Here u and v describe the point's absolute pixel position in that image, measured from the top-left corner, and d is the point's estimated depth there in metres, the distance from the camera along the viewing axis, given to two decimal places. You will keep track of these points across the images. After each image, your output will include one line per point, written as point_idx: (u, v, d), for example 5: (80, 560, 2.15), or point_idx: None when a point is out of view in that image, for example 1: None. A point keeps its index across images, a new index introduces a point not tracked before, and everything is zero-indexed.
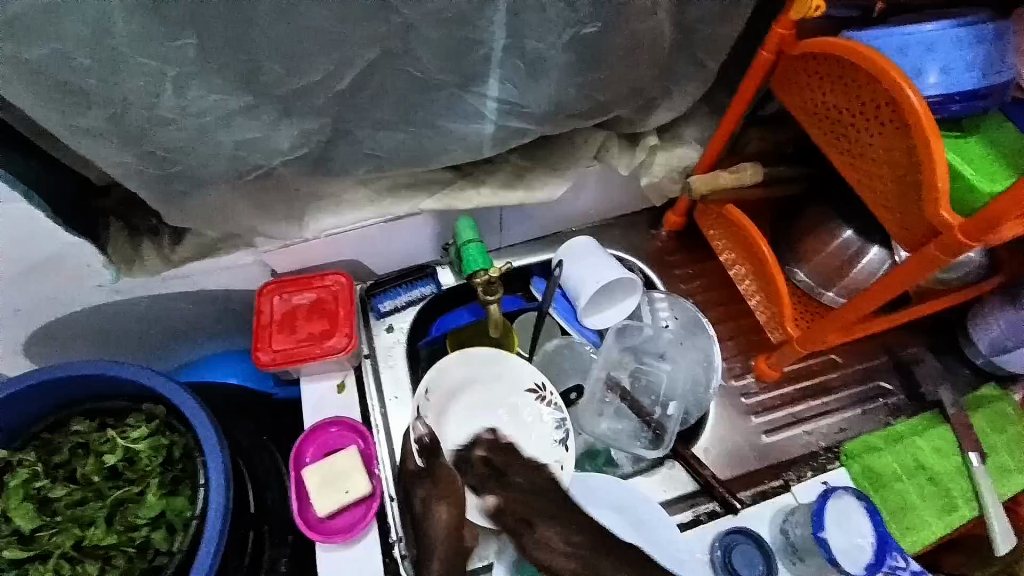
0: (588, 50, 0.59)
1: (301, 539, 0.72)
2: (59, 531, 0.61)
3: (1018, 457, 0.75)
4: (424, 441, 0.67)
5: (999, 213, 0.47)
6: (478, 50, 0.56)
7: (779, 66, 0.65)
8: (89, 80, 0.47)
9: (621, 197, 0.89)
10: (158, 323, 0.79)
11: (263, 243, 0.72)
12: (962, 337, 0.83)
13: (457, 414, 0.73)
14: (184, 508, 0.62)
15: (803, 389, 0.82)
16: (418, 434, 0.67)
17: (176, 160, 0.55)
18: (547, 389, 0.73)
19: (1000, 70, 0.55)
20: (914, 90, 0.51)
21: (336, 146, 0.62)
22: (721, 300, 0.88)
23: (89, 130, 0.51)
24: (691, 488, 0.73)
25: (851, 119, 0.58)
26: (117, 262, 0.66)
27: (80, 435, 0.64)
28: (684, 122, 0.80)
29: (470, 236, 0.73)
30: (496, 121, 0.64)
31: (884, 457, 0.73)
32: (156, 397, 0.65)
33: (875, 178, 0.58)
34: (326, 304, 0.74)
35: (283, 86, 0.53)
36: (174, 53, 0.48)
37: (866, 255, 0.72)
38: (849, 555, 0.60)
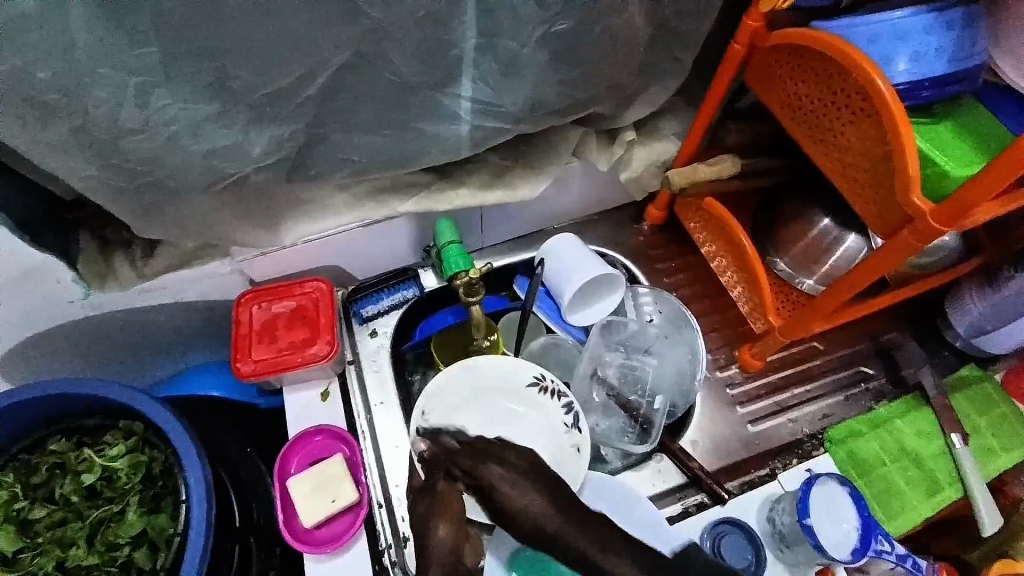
0: (562, 47, 0.58)
1: (290, 550, 0.72)
2: (40, 552, 0.61)
3: (1000, 438, 0.76)
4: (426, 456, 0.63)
5: (973, 196, 0.47)
6: (451, 50, 0.55)
7: (752, 58, 0.65)
8: (53, 92, 0.46)
9: (602, 193, 0.88)
10: (137, 336, 0.78)
11: (239, 252, 0.71)
12: (944, 320, 0.83)
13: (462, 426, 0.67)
14: (167, 525, 0.61)
15: (787, 378, 0.82)
16: (419, 451, 0.63)
17: (144, 172, 0.54)
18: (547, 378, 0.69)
19: (969, 55, 0.55)
20: (883, 79, 0.51)
21: (312, 152, 0.61)
22: (704, 293, 0.88)
23: (54, 144, 0.50)
24: (680, 481, 0.73)
25: (823, 109, 0.58)
26: (89, 277, 0.65)
27: (57, 455, 0.63)
28: (662, 115, 0.80)
29: (450, 237, 0.73)
30: (473, 121, 0.63)
31: (867, 442, 0.75)
32: (133, 414, 0.63)
33: (849, 166, 0.58)
34: (307, 312, 0.73)
35: (253, 93, 0.52)
36: (138, 63, 0.47)
37: (844, 243, 0.73)
38: (836, 541, 0.60)
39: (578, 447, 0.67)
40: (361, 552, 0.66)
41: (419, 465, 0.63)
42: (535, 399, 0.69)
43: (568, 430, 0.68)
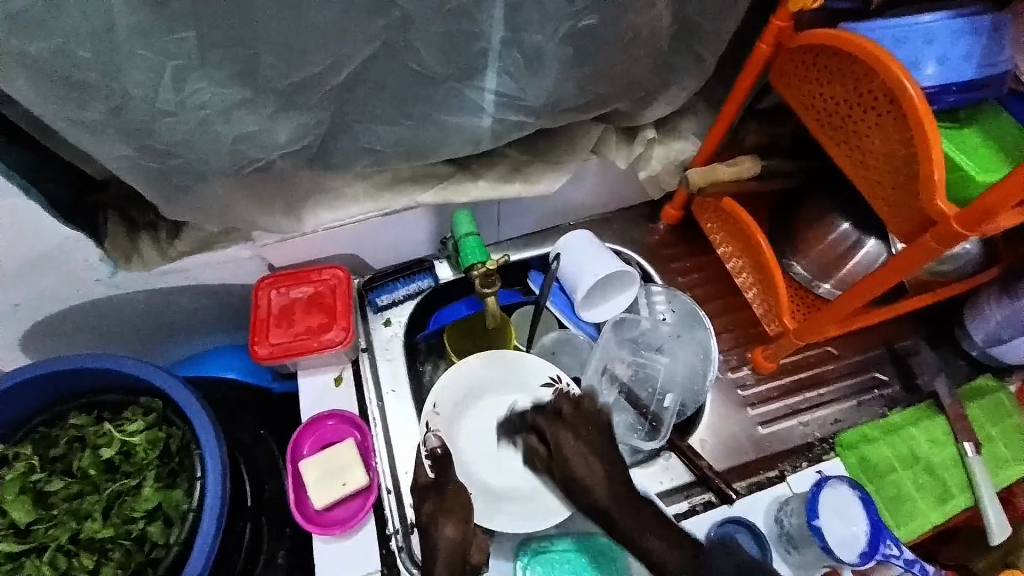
0: (587, 43, 0.59)
1: (299, 532, 0.73)
2: (54, 524, 0.62)
3: (1013, 448, 0.75)
4: (436, 454, 0.64)
5: (997, 202, 0.47)
6: (476, 43, 0.56)
7: (777, 58, 0.65)
8: (88, 73, 0.47)
9: (619, 190, 0.88)
10: (156, 317, 0.79)
11: (261, 236, 0.72)
12: (960, 329, 0.83)
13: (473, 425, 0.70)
14: (181, 501, 0.61)
15: (800, 381, 0.82)
16: (430, 448, 0.64)
17: (171, 155, 0.55)
18: (562, 381, 0.70)
19: (996, 62, 0.55)
20: (911, 81, 0.51)
21: (336, 141, 0.62)
22: (719, 294, 0.88)
23: (87, 124, 0.51)
24: (687, 479, 0.73)
25: (848, 111, 0.58)
26: (115, 256, 0.67)
27: (77, 429, 0.64)
28: (682, 115, 0.80)
29: (467, 229, 0.74)
30: (495, 114, 0.64)
31: (879, 448, 0.74)
32: (153, 391, 0.64)
33: (871, 169, 0.58)
34: (324, 298, 0.74)
35: (282, 80, 0.53)
36: (172, 47, 0.48)
37: (863, 247, 0.73)
38: (845, 543, 0.60)
39: None
40: (370, 537, 0.67)
41: (427, 463, 0.63)
42: None
43: None
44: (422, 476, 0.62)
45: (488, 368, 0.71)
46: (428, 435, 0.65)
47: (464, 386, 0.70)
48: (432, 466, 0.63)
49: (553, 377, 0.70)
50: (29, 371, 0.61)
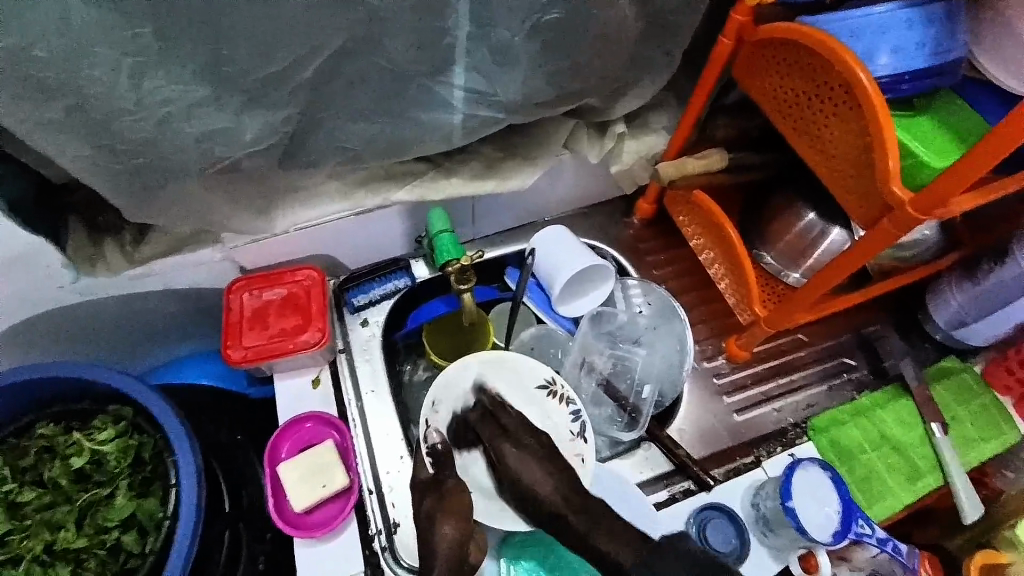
0: (555, 37, 0.59)
1: (280, 536, 0.72)
2: (28, 535, 0.60)
3: (980, 428, 0.78)
4: (437, 449, 0.64)
5: (947, 188, 0.49)
6: (444, 39, 0.56)
7: (740, 52, 0.66)
8: (46, 69, 0.46)
9: (593, 186, 0.89)
10: (127, 324, 0.78)
11: (231, 238, 0.71)
12: (926, 313, 0.85)
13: None
14: (155, 510, 0.60)
15: (772, 368, 0.83)
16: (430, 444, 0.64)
17: (136, 154, 0.54)
18: (557, 383, 0.68)
19: (948, 50, 0.57)
20: (865, 72, 0.52)
21: (305, 139, 0.61)
22: (693, 286, 0.89)
23: (46, 124, 0.50)
24: (667, 468, 0.74)
25: (808, 102, 0.60)
26: (79, 261, 0.65)
27: (45, 439, 0.63)
28: (652, 109, 0.81)
29: (441, 227, 0.74)
30: (466, 110, 0.64)
31: (849, 430, 0.76)
32: (123, 399, 0.63)
33: (831, 158, 0.59)
34: (299, 299, 0.73)
35: (247, 76, 0.52)
36: (132, 42, 0.47)
37: (829, 237, 0.75)
38: (818, 523, 0.62)
39: (582, 458, 0.65)
40: (352, 539, 0.66)
41: (427, 459, 0.64)
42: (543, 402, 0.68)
43: (574, 438, 0.66)
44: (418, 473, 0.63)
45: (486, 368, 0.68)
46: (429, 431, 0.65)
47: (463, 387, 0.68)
48: (432, 462, 0.63)
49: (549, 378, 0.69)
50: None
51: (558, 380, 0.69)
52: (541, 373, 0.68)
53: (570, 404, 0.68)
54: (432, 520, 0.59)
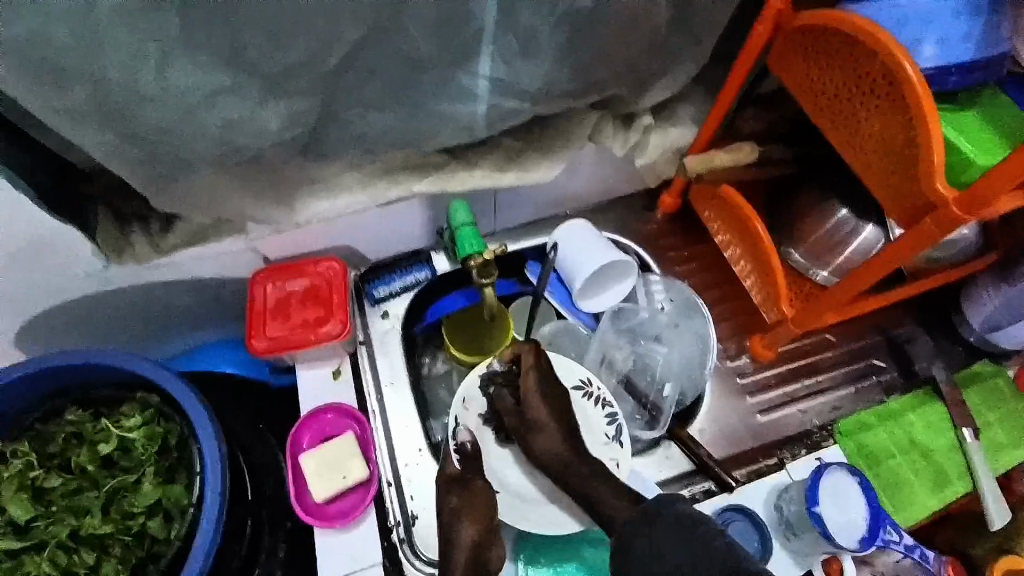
0: (581, 25, 0.58)
1: (299, 524, 0.73)
2: (55, 520, 0.62)
3: (1011, 434, 0.75)
4: (465, 449, 0.63)
5: (995, 185, 0.47)
6: (469, 26, 0.55)
7: (775, 43, 0.64)
8: (73, 58, 0.46)
9: (616, 179, 0.88)
10: (151, 311, 0.79)
11: (254, 229, 0.71)
12: (958, 315, 0.83)
13: None
14: (181, 496, 0.61)
15: (797, 369, 0.82)
16: (458, 443, 0.63)
17: (159, 142, 0.54)
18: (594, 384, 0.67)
19: (994, 44, 0.54)
20: (910, 63, 0.50)
21: (328, 128, 0.61)
22: (717, 282, 0.88)
23: (73, 113, 0.50)
24: (687, 468, 0.74)
25: (847, 95, 0.58)
26: (107, 251, 0.66)
27: (74, 424, 0.64)
28: (679, 101, 0.79)
29: (463, 219, 0.72)
30: (489, 101, 0.63)
31: (877, 434, 0.74)
32: (149, 386, 0.64)
33: (869, 153, 0.57)
34: (320, 291, 0.73)
35: (271, 64, 0.52)
36: (158, 30, 0.47)
37: (861, 234, 0.72)
38: (845, 530, 0.61)
39: (618, 463, 0.64)
40: (371, 530, 0.67)
41: (456, 456, 0.63)
42: (579, 403, 0.67)
43: (609, 441, 0.65)
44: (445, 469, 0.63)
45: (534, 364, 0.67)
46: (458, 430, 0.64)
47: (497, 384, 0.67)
48: (460, 459, 0.63)
49: (584, 378, 0.67)
50: (33, 364, 0.60)
51: (594, 380, 0.68)
52: (578, 374, 0.68)
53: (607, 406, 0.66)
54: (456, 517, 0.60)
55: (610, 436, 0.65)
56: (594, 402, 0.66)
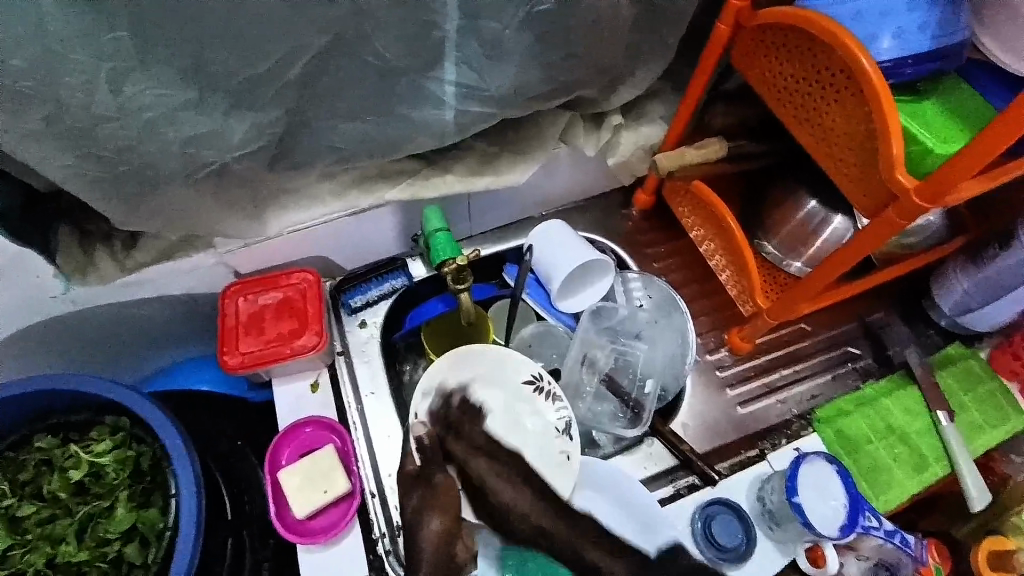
0: (546, 28, 0.58)
1: (283, 541, 0.72)
2: (30, 549, 0.60)
3: (987, 415, 0.76)
4: (423, 441, 0.67)
5: (957, 173, 0.47)
6: (434, 33, 0.54)
7: (737, 40, 0.65)
8: (25, 79, 0.45)
9: (590, 178, 0.88)
10: (124, 331, 0.77)
11: (224, 242, 0.70)
12: (930, 300, 0.84)
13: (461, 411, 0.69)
14: (156, 519, 0.60)
15: (776, 359, 0.83)
16: (415, 434, 0.67)
17: (120, 161, 0.53)
18: (544, 378, 0.70)
19: (952, 32, 0.55)
20: (867, 57, 0.51)
21: (295, 141, 0.60)
22: (694, 278, 0.88)
23: (28, 134, 0.49)
24: (671, 463, 0.74)
25: (808, 90, 0.58)
26: (70, 270, 0.64)
27: (44, 451, 0.62)
28: (649, 99, 0.80)
29: (437, 225, 0.72)
30: (458, 106, 0.63)
31: (855, 421, 0.75)
32: (118, 409, 0.63)
33: (834, 147, 0.57)
34: (295, 303, 0.72)
35: (232, 78, 0.51)
36: (112, 47, 0.46)
37: (831, 224, 0.73)
38: (824, 517, 0.62)
39: (568, 454, 0.68)
40: (354, 543, 0.66)
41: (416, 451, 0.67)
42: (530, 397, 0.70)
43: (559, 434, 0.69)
44: (406, 467, 0.67)
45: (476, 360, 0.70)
46: (416, 423, 0.67)
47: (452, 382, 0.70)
48: (419, 454, 0.67)
49: (535, 374, 0.70)
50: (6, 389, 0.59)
51: (544, 374, 0.71)
52: (529, 369, 0.70)
53: (558, 400, 0.70)
54: (421, 514, 0.65)
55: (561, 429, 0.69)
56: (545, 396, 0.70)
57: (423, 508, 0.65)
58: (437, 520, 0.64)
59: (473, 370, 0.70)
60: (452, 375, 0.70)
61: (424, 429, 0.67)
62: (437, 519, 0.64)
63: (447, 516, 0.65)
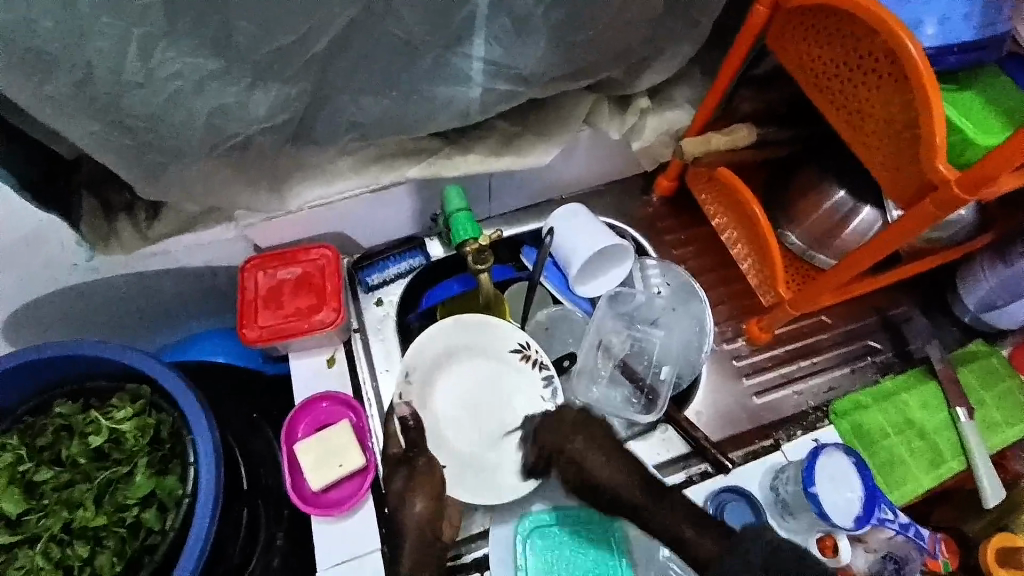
0: (577, 6, 0.56)
1: (298, 513, 0.73)
2: (46, 514, 0.61)
3: (1006, 413, 0.76)
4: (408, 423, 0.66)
5: (1000, 166, 0.46)
6: (463, 6, 0.53)
7: (774, 22, 0.63)
8: (53, 45, 0.45)
9: (612, 162, 0.87)
10: (143, 302, 0.77)
11: (244, 216, 0.69)
12: (952, 295, 0.83)
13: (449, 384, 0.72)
14: (175, 487, 0.61)
15: (793, 351, 0.82)
16: (401, 416, 0.66)
17: (144, 131, 0.52)
18: (532, 347, 0.73)
19: (995, 23, 0.54)
20: (912, 42, 0.49)
21: (319, 115, 0.59)
22: (713, 266, 0.87)
23: (54, 100, 0.48)
24: (684, 450, 0.74)
25: (847, 75, 0.56)
26: (93, 239, 0.64)
27: (63, 417, 0.63)
28: (675, 82, 0.78)
29: (459, 205, 0.72)
30: (484, 84, 0.61)
31: (872, 414, 0.75)
32: (141, 378, 0.63)
33: (870, 135, 0.56)
34: (313, 279, 0.72)
35: (259, 48, 0.50)
36: (140, 13, 0.45)
37: (859, 216, 0.72)
38: (840, 508, 0.61)
39: None
40: (368, 518, 0.66)
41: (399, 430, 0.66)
42: (518, 366, 0.73)
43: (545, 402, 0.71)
44: (391, 448, 0.66)
45: (466, 329, 0.72)
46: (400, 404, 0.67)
47: (438, 355, 0.72)
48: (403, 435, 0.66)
49: (522, 343, 0.73)
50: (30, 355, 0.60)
51: (531, 343, 0.73)
52: (516, 338, 0.73)
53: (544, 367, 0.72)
54: (403, 498, 0.63)
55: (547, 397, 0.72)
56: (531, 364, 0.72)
57: (407, 491, 0.63)
58: (421, 502, 0.62)
59: (462, 342, 0.72)
60: (440, 347, 0.72)
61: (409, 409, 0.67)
62: (421, 499, 0.62)
63: (428, 498, 0.62)
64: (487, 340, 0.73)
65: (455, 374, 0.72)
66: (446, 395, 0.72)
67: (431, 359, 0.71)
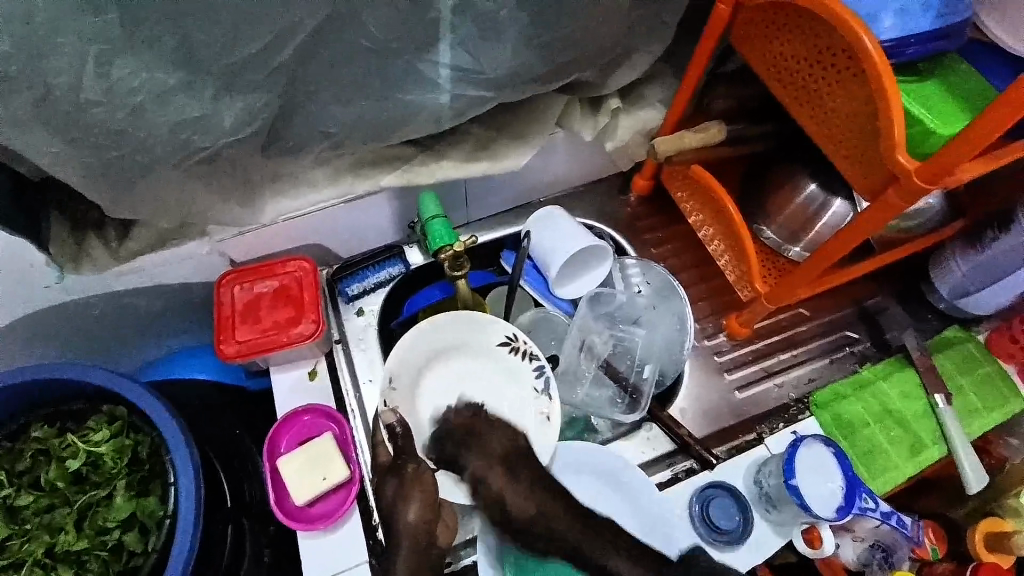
0: (542, 9, 0.57)
1: (283, 528, 0.72)
2: (29, 539, 0.60)
3: (983, 398, 0.77)
4: (395, 430, 0.65)
5: (958, 155, 0.47)
6: (428, 12, 0.53)
7: (737, 19, 0.63)
8: (9, 64, 0.44)
9: (589, 163, 0.87)
10: (119, 321, 0.77)
11: (218, 230, 0.69)
12: (928, 283, 0.84)
13: (433, 383, 0.71)
14: (155, 508, 0.60)
15: (774, 344, 0.83)
16: (386, 424, 0.65)
17: (109, 147, 0.52)
18: (520, 339, 0.71)
19: (955, 12, 0.54)
20: (869, 35, 0.50)
21: (288, 125, 0.59)
22: (692, 263, 0.88)
23: (14, 119, 0.48)
24: (669, 448, 0.74)
25: (810, 70, 0.57)
26: (62, 260, 0.63)
27: (40, 441, 0.62)
28: (646, 82, 0.79)
29: (433, 212, 0.72)
30: (454, 90, 0.62)
31: (851, 404, 0.75)
32: (116, 398, 0.62)
33: (834, 127, 0.57)
34: (291, 291, 0.72)
35: (223, 61, 0.50)
36: (98, 29, 0.45)
37: (830, 209, 0.73)
38: (822, 500, 0.62)
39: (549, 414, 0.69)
40: (353, 529, 0.66)
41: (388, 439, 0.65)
42: (507, 358, 0.72)
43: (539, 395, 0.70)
44: (379, 457, 0.66)
45: (447, 333, 0.71)
46: (386, 411, 0.66)
47: (422, 355, 0.70)
48: (392, 443, 0.65)
49: (511, 336, 0.71)
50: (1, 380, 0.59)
51: (520, 336, 0.71)
52: (504, 331, 0.71)
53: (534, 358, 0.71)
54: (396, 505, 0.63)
55: (541, 389, 0.70)
56: (519, 356, 0.71)
57: (399, 500, 0.63)
58: (414, 510, 0.63)
59: (447, 339, 0.71)
60: (424, 345, 0.70)
61: (395, 417, 0.66)
62: (415, 508, 0.62)
63: (423, 506, 0.63)
64: (473, 334, 0.72)
65: (441, 372, 0.72)
66: (429, 399, 0.71)
67: (412, 365, 0.70)
